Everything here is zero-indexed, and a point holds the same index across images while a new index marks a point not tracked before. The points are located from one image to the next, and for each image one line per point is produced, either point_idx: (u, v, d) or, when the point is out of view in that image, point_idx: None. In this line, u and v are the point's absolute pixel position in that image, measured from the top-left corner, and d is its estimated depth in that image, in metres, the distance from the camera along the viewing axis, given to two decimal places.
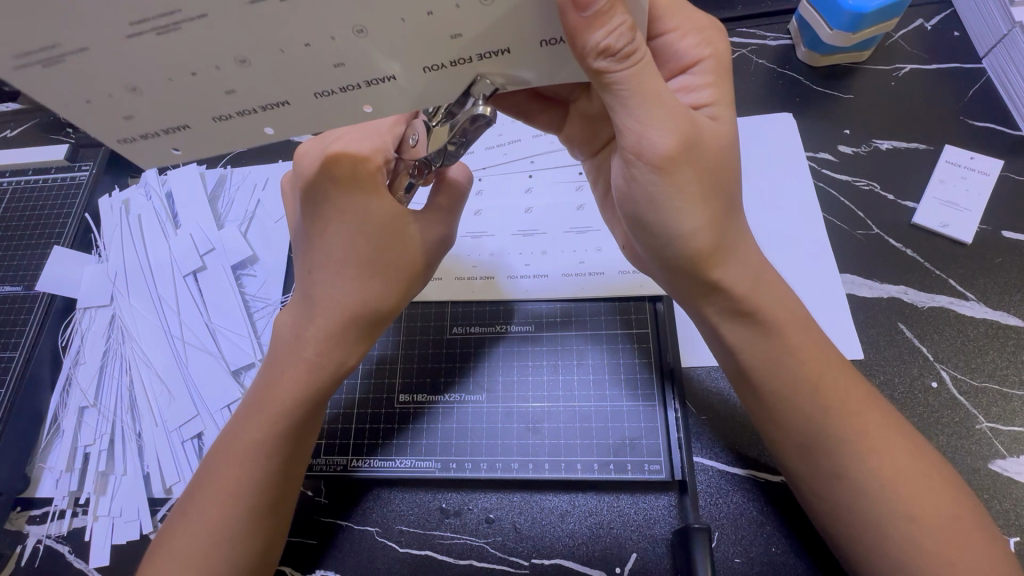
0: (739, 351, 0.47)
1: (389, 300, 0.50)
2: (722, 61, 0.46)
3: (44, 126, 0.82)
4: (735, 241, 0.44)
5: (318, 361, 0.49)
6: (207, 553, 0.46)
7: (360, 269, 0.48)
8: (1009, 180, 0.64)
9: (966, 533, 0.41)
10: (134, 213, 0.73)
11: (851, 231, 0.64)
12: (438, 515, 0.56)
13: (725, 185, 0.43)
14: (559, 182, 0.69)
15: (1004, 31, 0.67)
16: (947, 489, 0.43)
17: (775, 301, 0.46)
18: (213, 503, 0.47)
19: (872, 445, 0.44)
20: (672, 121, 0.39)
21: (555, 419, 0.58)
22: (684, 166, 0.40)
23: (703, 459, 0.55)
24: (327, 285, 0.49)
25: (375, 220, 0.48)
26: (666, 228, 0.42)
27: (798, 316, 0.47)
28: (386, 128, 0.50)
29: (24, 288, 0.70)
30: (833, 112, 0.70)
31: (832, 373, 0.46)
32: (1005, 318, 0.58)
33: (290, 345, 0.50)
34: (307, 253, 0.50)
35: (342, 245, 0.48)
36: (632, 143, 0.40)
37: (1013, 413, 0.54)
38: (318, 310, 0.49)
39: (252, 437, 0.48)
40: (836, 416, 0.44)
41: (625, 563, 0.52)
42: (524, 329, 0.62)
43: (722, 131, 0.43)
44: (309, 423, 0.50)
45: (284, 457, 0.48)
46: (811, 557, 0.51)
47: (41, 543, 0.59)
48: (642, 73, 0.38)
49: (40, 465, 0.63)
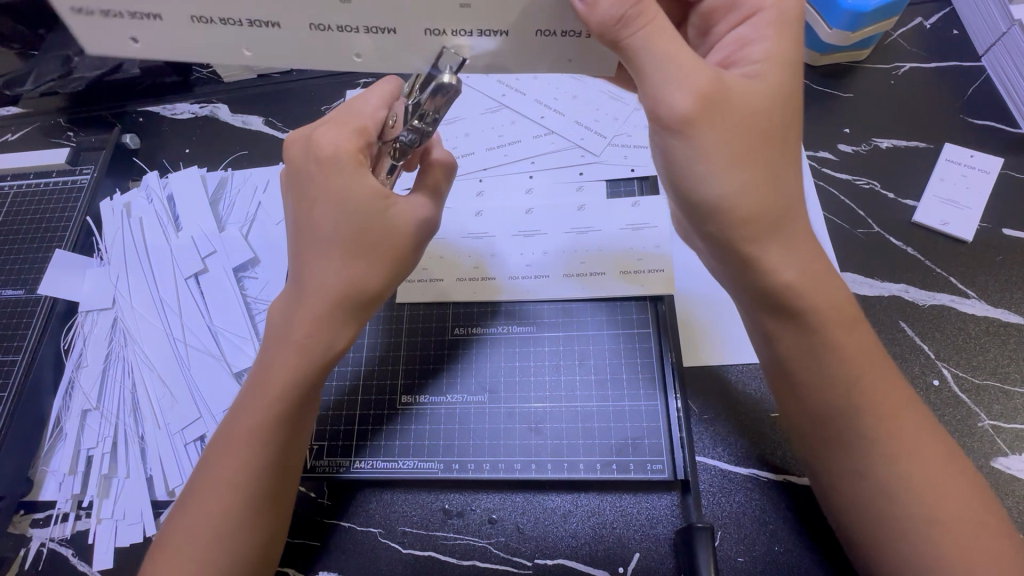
0: (776, 339, 0.46)
1: (380, 277, 0.50)
2: (787, 12, 0.44)
3: (45, 130, 0.82)
4: (794, 203, 0.43)
5: (309, 347, 0.49)
6: (206, 547, 0.46)
7: (348, 248, 0.48)
8: (1010, 178, 0.64)
9: (975, 533, 0.41)
10: (136, 216, 0.73)
11: (852, 230, 0.64)
12: (441, 516, 0.56)
13: (766, 140, 0.42)
14: (560, 183, 0.69)
15: (1004, 29, 0.67)
16: (966, 488, 0.43)
17: (828, 294, 0.44)
18: (211, 495, 0.47)
19: (902, 441, 0.43)
20: (694, 78, 0.40)
21: (556, 420, 0.58)
22: (707, 124, 0.40)
23: (705, 459, 0.56)
24: (316, 265, 0.49)
25: (360, 201, 0.48)
26: (699, 193, 0.42)
27: (850, 312, 0.45)
28: (367, 118, 0.50)
29: (25, 292, 0.70)
30: (833, 111, 0.70)
31: (877, 370, 0.45)
32: (1006, 316, 0.58)
33: (281, 328, 0.50)
34: (297, 240, 0.50)
35: (329, 223, 0.48)
36: (655, 106, 0.41)
37: (1015, 410, 0.55)
38: (307, 294, 0.49)
39: (249, 424, 0.48)
40: (855, 418, 0.44)
41: (627, 563, 0.52)
42: (522, 327, 0.63)
43: (760, 89, 0.42)
44: (304, 406, 0.50)
45: (280, 441, 0.48)
46: (815, 557, 0.51)
47: (45, 545, 0.59)
48: (655, 34, 0.40)
49: (42, 469, 0.63)
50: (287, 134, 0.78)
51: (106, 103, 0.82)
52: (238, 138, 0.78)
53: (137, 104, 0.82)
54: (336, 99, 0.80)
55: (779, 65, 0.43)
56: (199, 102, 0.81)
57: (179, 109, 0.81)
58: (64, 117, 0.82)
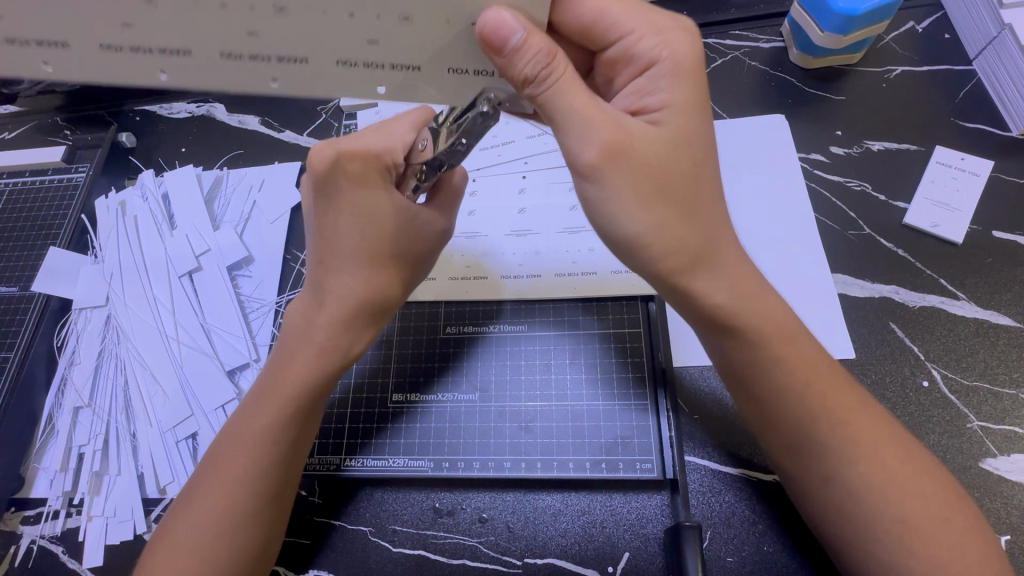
0: (726, 352, 0.46)
1: (394, 292, 0.52)
2: (681, 63, 0.44)
3: (42, 128, 0.83)
4: (718, 237, 0.44)
5: (328, 352, 0.50)
6: (210, 546, 0.45)
7: (369, 261, 0.49)
8: (1000, 180, 0.64)
9: (941, 532, 0.42)
10: (131, 214, 0.74)
11: (843, 231, 0.64)
12: (432, 515, 0.56)
13: (680, 184, 0.43)
14: (553, 183, 0.69)
15: (994, 33, 0.67)
16: (932, 481, 0.43)
17: (761, 313, 0.45)
18: (217, 494, 0.47)
19: (862, 444, 0.43)
20: (599, 129, 0.41)
21: (548, 418, 0.58)
22: (617, 169, 0.41)
23: (695, 458, 0.56)
24: (337, 274, 0.50)
25: (370, 206, 0.49)
26: (614, 228, 0.43)
27: (783, 322, 0.46)
28: (393, 134, 0.50)
29: (19, 288, 0.70)
30: (826, 114, 0.70)
31: (824, 378, 0.45)
32: (995, 317, 0.59)
33: (301, 331, 0.51)
34: (317, 246, 0.50)
35: (352, 236, 0.49)
36: (568, 157, 0.42)
37: (1004, 412, 0.55)
38: (327, 297, 0.50)
39: (259, 420, 0.49)
40: (821, 418, 0.44)
41: (617, 562, 0.52)
42: (514, 326, 0.63)
43: (664, 134, 0.43)
44: (316, 406, 0.50)
45: (290, 442, 0.49)
46: (804, 556, 0.51)
47: (35, 542, 0.59)
48: (569, 83, 0.40)
49: (34, 465, 0.63)
50: (282, 133, 0.78)
51: (105, 100, 0.83)
52: (235, 137, 0.79)
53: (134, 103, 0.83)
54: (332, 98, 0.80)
55: (682, 112, 0.44)
56: (196, 101, 0.82)
57: (175, 109, 0.81)
58: (62, 116, 0.83)
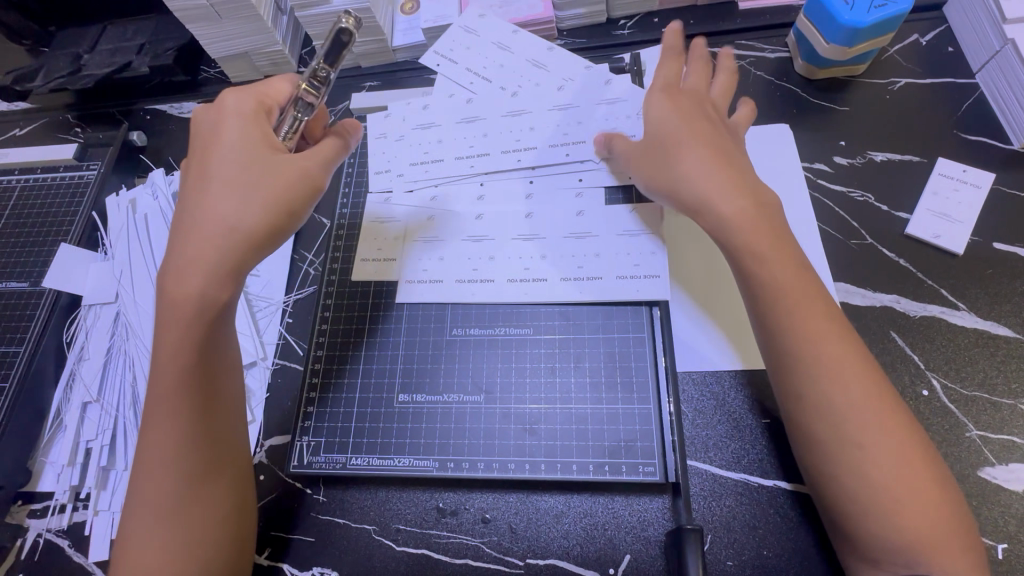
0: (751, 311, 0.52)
1: (259, 215, 0.50)
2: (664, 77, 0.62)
3: (55, 126, 0.84)
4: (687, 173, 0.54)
5: (193, 297, 0.49)
6: (153, 530, 0.47)
7: (236, 193, 0.50)
8: (1001, 193, 0.65)
9: (913, 492, 0.44)
10: (141, 212, 0.74)
11: (846, 240, 0.65)
12: (435, 515, 0.57)
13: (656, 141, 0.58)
14: (560, 189, 0.69)
15: (997, 47, 0.68)
16: (905, 437, 0.45)
17: (775, 255, 0.50)
18: (148, 478, 0.48)
19: (865, 436, 0.45)
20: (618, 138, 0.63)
21: (552, 420, 0.59)
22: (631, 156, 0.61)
23: (697, 463, 0.57)
24: (205, 209, 0.50)
25: (239, 139, 0.51)
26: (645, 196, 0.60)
27: (809, 286, 0.50)
28: (271, 91, 0.55)
29: (30, 283, 0.71)
30: (830, 124, 0.71)
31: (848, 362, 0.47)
32: (995, 328, 0.59)
33: (168, 278, 0.49)
34: (193, 187, 0.51)
35: (221, 175, 0.50)
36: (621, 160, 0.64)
37: (1002, 421, 0.55)
38: (194, 237, 0.49)
39: (157, 396, 0.49)
40: (795, 361, 0.48)
41: (618, 564, 0.53)
42: (518, 329, 0.63)
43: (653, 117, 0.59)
44: (204, 363, 0.50)
45: (196, 407, 0.49)
46: (802, 561, 0.52)
47: (42, 536, 0.60)
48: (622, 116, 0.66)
49: (43, 459, 0.64)
50: None
51: (115, 99, 0.84)
52: None
53: (144, 102, 0.83)
54: (340, 100, 0.81)
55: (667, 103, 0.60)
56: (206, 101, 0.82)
57: (186, 108, 0.82)
58: (73, 114, 0.84)
